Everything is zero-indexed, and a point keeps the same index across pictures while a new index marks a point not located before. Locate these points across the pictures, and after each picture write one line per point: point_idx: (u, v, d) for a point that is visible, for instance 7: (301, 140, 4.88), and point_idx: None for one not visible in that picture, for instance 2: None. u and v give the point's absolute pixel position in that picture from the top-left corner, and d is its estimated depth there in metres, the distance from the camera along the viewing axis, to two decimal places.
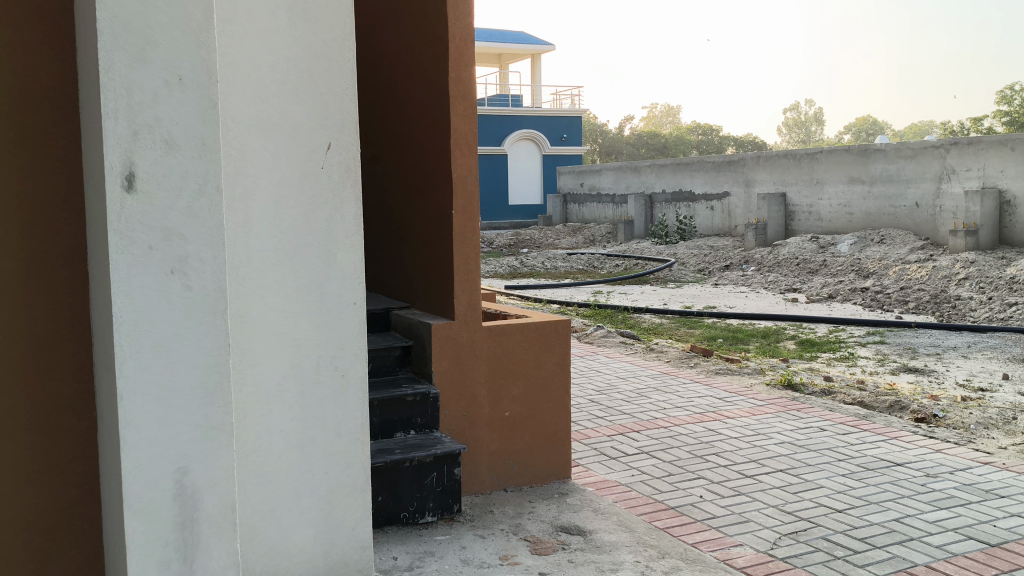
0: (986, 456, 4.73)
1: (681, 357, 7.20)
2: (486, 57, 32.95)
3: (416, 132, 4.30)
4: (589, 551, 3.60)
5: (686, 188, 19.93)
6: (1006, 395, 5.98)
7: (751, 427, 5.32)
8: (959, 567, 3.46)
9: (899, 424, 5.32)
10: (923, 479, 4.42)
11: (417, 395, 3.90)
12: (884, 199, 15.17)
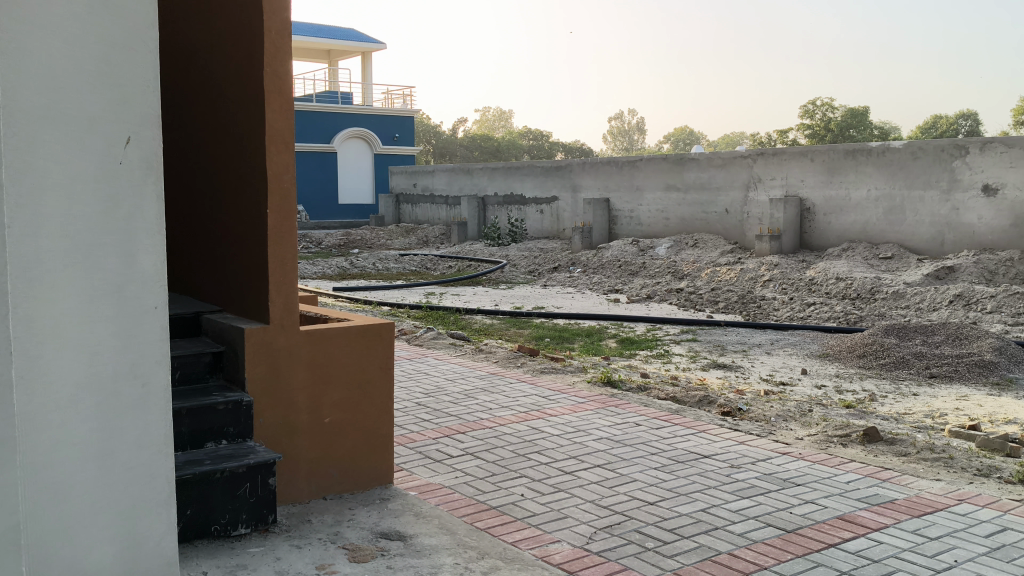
0: (784, 446, 5.06)
1: (507, 357, 7.29)
2: (315, 53, 32.29)
3: (229, 127, 4.13)
4: (408, 556, 3.57)
5: (516, 190, 20.24)
6: (803, 389, 6.42)
7: (572, 425, 5.45)
8: (759, 553, 3.68)
9: (708, 418, 5.60)
10: (728, 470, 4.67)
11: (229, 403, 3.75)
12: (697, 205, 15.97)
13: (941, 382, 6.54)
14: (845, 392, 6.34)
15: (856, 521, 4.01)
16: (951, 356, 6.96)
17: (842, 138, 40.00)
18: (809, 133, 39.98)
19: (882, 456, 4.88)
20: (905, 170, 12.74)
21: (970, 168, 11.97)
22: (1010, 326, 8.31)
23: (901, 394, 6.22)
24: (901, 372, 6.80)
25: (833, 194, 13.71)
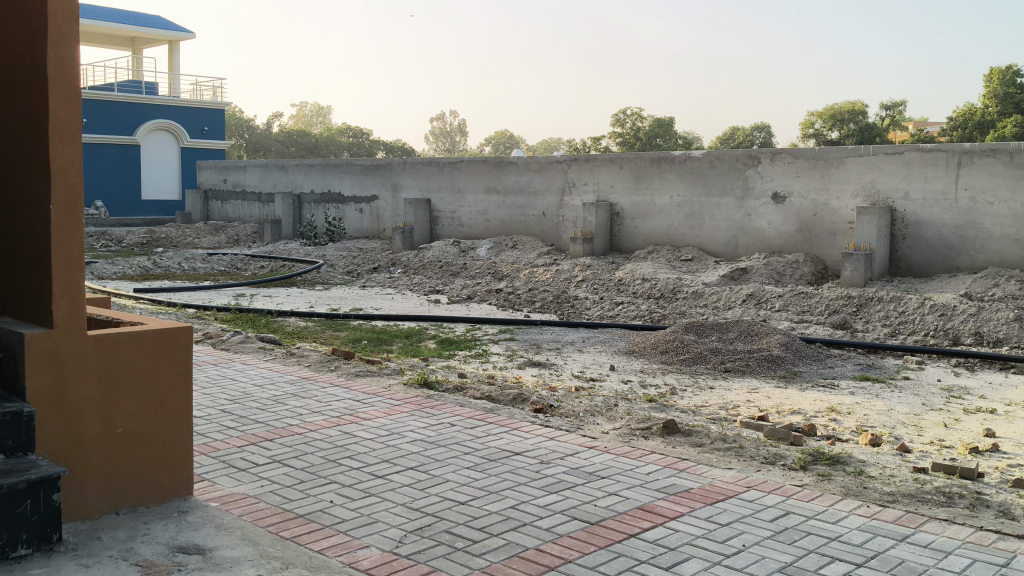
0: (592, 441, 5.23)
1: (320, 360, 7.12)
2: (116, 39, 30.42)
3: (7, 115, 3.80)
4: (208, 570, 3.41)
5: (334, 189, 19.87)
6: (611, 384, 6.67)
7: (385, 428, 5.39)
8: (565, 547, 3.77)
9: (520, 416, 5.70)
10: (538, 466, 4.77)
11: (7, 414, 3.44)
12: (515, 207, 16.27)
13: (735, 376, 6.97)
14: (649, 386, 6.63)
15: (655, 511, 4.19)
16: (743, 351, 7.43)
17: (650, 147, 41.90)
18: (620, 141, 41.60)
19: (681, 447, 5.14)
20: (705, 178, 13.50)
21: (761, 177, 12.84)
22: (795, 323, 8.99)
23: (699, 388, 6.58)
24: (700, 367, 7.19)
25: (640, 199, 14.32)
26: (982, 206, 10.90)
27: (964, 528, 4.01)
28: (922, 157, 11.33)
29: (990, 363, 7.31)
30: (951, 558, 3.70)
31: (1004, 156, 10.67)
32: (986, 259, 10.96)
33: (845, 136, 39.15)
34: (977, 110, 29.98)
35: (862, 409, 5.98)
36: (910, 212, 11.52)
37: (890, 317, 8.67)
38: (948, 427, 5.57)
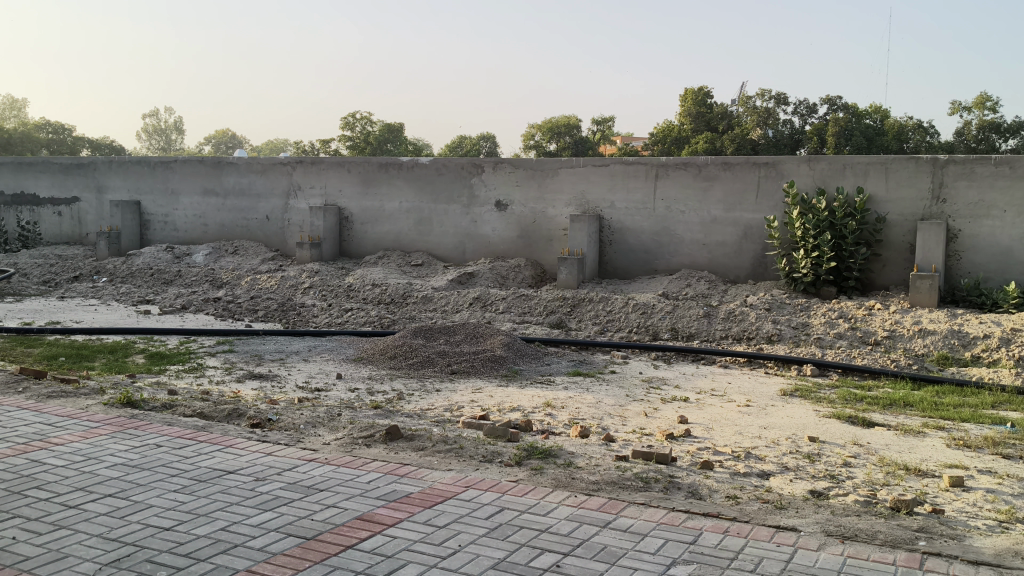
0: (311, 452, 5.10)
1: (5, 382, 6.38)
2: None
3: None
4: None
5: (27, 190, 17.91)
6: (336, 393, 6.54)
7: (81, 453, 4.92)
8: (277, 565, 3.63)
9: (236, 432, 5.43)
10: (253, 484, 4.56)
11: None
12: (236, 211, 15.60)
13: (460, 377, 7.09)
14: (375, 393, 6.59)
15: (374, 519, 4.15)
16: (468, 353, 7.58)
17: (379, 152, 41.69)
18: (349, 145, 41.02)
19: (402, 452, 5.14)
20: (431, 185, 13.69)
21: (485, 185, 13.24)
22: (516, 325, 9.34)
23: (424, 392, 6.63)
24: (426, 371, 7.24)
25: (367, 204, 14.25)
26: (676, 214, 11.97)
27: (659, 510, 4.34)
28: (626, 168, 12.22)
29: (686, 356, 8.01)
30: (647, 540, 3.99)
31: (694, 169, 11.78)
32: (681, 262, 12.04)
33: (562, 147, 41.10)
34: (675, 127, 32.99)
35: (575, 403, 6.31)
36: (616, 219, 12.38)
37: (600, 317, 9.25)
38: (649, 416, 6.02)
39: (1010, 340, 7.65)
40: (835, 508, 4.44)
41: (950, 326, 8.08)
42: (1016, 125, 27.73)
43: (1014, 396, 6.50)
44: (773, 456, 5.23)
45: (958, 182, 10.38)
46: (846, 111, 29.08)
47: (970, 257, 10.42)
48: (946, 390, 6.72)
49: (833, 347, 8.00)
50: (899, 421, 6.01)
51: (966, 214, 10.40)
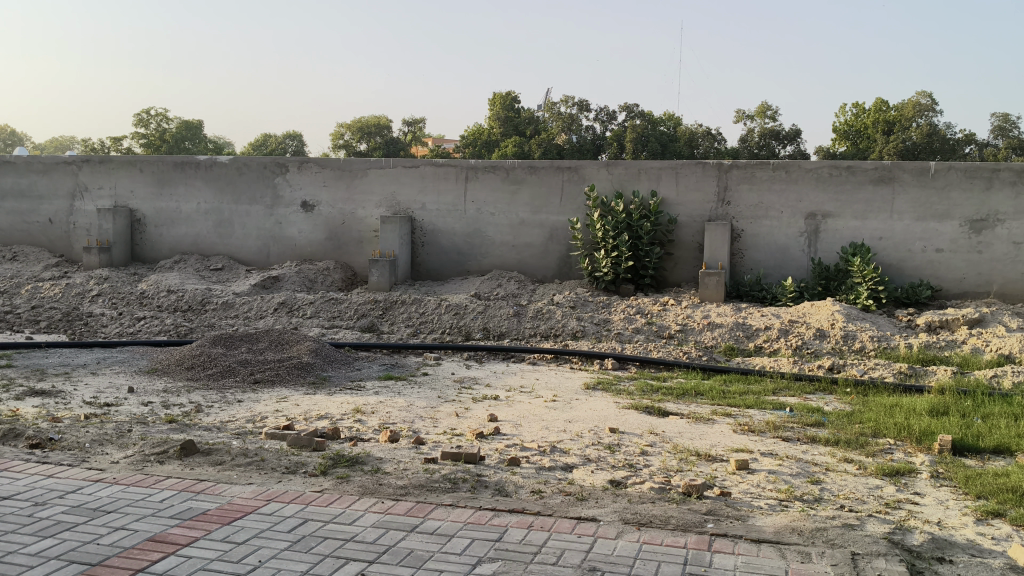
0: (98, 473, 4.77)
1: None
2: None
3: None
4: None
5: None
6: (128, 408, 6.15)
7: None
8: None
9: (11, 455, 5.00)
10: (31, 510, 4.21)
11: None
12: (15, 214, 14.34)
13: (264, 386, 6.84)
14: (172, 406, 6.25)
15: (166, 540, 3.93)
16: (272, 361, 7.33)
17: (177, 151, 39.52)
18: (143, 142, 38.62)
19: (199, 468, 4.90)
20: (233, 185, 13.15)
21: (290, 186, 12.89)
22: (325, 329, 9.15)
23: (225, 403, 6.35)
24: (227, 381, 6.93)
25: (163, 206, 13.48)
26: (485, 216, 12.13)
27: (466, 510, 4.37)
28: (434, 170, 12.24)
29: (495, 355, 8.12)
30: (453, 541, 4.01)
31: (501, 172, 11.98)
32: (490, 263, 12.24)
33: (372, 147, 40.52)
34: (483, 130, 33.49)
35: (384, 407, 6.24)
36: (426, 220, 12.39)
37: (412, 319, 9.23)
38: (459, 416, 6.05)
39: (788, 330, 8.29)
40: (632, 497, 4.63)
41: (737, 319, 8.65)
42: (793, 133, 30.08)
43: (792, 382, 7.05)
44: (577, 449, 5.39)
45: (741, 185, 11.14)
46: (643, 118, 30.46)
47: (753, 256, 11.23)
48: (732, 378, 7.20)
49: (632, 342, 8.37)
50: (691, 410, 6.37)
51: (748, 215, 11.19)
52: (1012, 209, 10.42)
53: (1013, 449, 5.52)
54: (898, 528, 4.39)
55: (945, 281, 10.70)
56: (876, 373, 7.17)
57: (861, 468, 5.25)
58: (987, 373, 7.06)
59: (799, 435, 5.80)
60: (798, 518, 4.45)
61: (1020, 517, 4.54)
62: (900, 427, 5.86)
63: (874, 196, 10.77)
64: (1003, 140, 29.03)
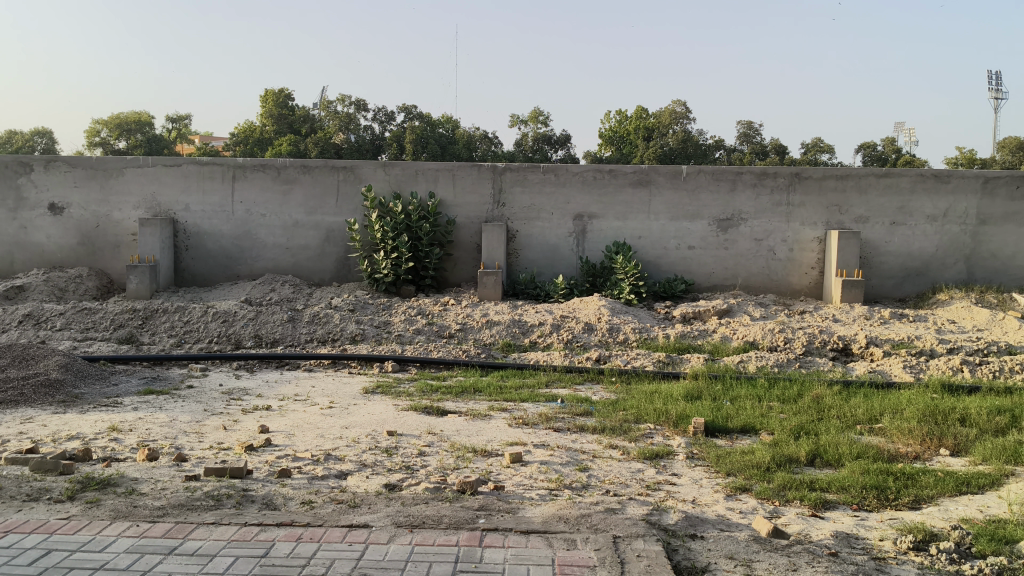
0: None
1: None
2: None
3: None
4: None
5: None
6: None
7: None
8: None
9: None
10: None
11: None
12: None
13: (3, 408, 6.21)
14: None
15: None
16: (14, 379, 6.68)
17: None
18: None
19: None
20: None
21: (36, 187, 11.83)
22: (77, 342, 8.47)
23: None
24: None
25: None
26: (256, 218, 11.74)
27: (229, 527, 4.18)
28: (199, 169, 11.68)
29: (268, 363, 7.85)
30: (215, 560, 3.82)
31: (272, 172, 11.64)
32: (264, 266, 11.85)
33: (132, 146, 37.68)
34: (256, 128, 32.15)
35: (143, 424, 5.85)
36: (192, 223, 11.80)
37: (176, 328, 8.74)
38: (227, 429, 5.78)
39: (560, 326, 8.61)
40: (405, 499, 4.60)
41: (512, 316, 8.87)
42: (563, 137, 31.29)
43: (563, 374, 7.33)
44: (352, 455, 5.28)
45: (514, 187, 11.45)
46: (421, 119, 30.44)
47: (527, 255, 11.58)
48: (508, 374, 7.37)
49: (411, 343, 8.36)
50: (468, 407, 6.45)
51: (521, 216, 11.51)
52: (753, 209, 11.39)
53: (758, 427, 6.02)
54: (656, 509, 4.64)
55: (700, 276, 11.52)
56: (638, 363, 7.58)
57: (625, 454, 5.52)
58: (734, 359, 7.66)
59: (569, 425, 6.02)
60: (565, 505, 4.59)
61: (764, 490, 4.97)
62: (660, 413, 6.24)
63: (634, 198, 11.42)
64: (748, 146, 31.61)
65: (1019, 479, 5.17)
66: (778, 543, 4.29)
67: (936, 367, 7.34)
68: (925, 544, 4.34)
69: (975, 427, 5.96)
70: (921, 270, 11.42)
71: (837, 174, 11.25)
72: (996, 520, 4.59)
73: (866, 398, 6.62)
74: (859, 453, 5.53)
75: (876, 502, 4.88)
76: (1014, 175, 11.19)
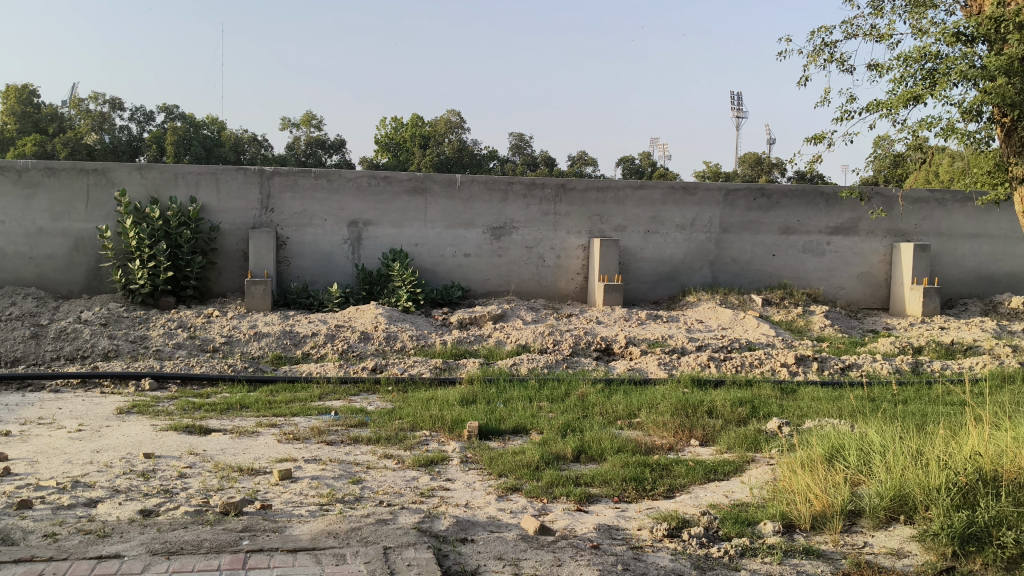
0: None
1: None
2: None
3: None
4: None
5: None
6: None
7: None
8: None
9: None
10: None
11: None
12: None
13: None
14: None
15: None
16: None
17: None
18: None
19: None
20: None
21: None
22: None
23: None
24: None
25: None
26: None
27: None
28: None
29: (6, 384, 7.17)
30: None
31: (12, 174, 10.68)
32: (3, 278, 10.82)
33: None
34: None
35: None
36: None
37: None
38: None
39: (334, 335, 8.49)
40: (162, 524, 4.35)
41: (283, 328, 8.65)
42: (337, 142, 30.87)
43: (337, 386, 7.21)
44: (104, 481, 4.93)
45: (283, 193, 11.17)
46: (183, 120, 28.92)
47: (299, 264, 11.31)
48: (279, 388, 7.16)
49: (172, 358, 7.92)
50: (234, 424, 6.20)
51: (292, 223, 11.24)
52: (523, 217, 11.78)
53: (528, 428, 6.22)
54: (428, 516, 4.64)
55: (473, 283, 11.75)
56: (414, 370, 7.61)
57: (399, 463, 5.52)
58: (506, 362, 7.87)
59: (342, 437, 5.95)
60: (335, 520, 4.51)
61: (533, 489, 5.13)
62: (436, 419, 6.31)
63: (408, 206, 11.48)
64: (520, 157, 32.69)
65: (757, 464, 5.68)
66: (545, 540, 4.44)
67: (688, 364, 7.92)
68: (678, 531, 4.66)
69: (721, 418, 6.48)
70: (676, 275, 12.27)
71: (599, 185, 11.87)
72: (739, 504, 5.01)
73: (626, 395, 7.02)
74: (619, 448, 5.85)
75: (635, 493, 5.18)
76: (751, 187, 12.28)
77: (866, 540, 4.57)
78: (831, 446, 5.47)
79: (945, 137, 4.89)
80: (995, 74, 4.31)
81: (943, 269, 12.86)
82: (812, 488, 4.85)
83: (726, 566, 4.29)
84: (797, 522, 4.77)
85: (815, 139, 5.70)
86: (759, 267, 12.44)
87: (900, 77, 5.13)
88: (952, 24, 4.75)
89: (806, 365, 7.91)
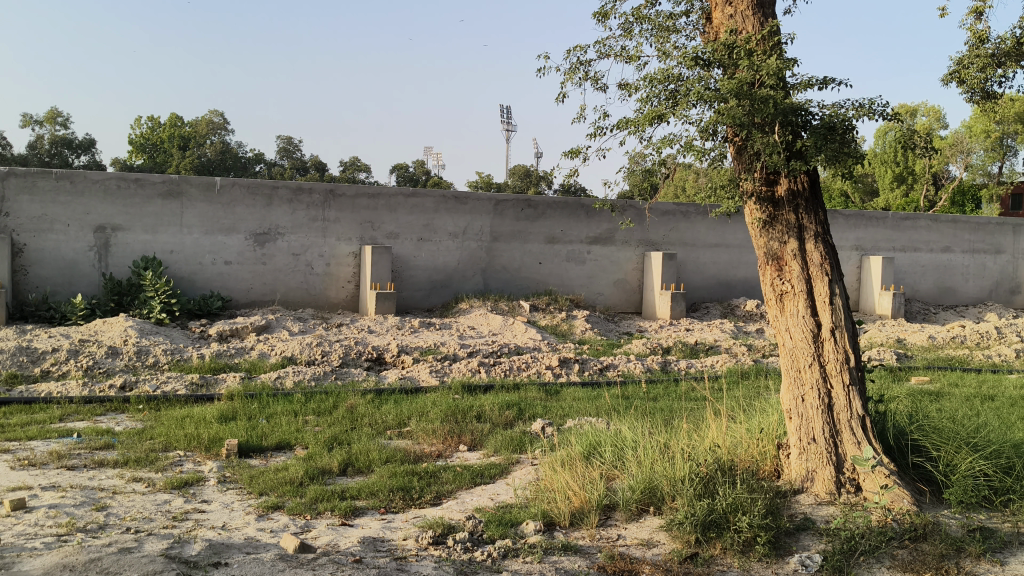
0: None
1: None
2: None
3: None
4: None
5: None
6: None
7: None
8: None
9: None
10: None
11: None
12: None
13: None
14: None
15: None
16: None
17: None
18: None
19: None
20: None
21: None
22: None
23: None
24: None
25: None
26: None
27: None
28: None
29: None
30: None
31: None
32: None
33: None
34: None
35: None
36: None
37: None
38: None
39: (78, 351, 7.88)
40: None
41: (18, 344, 7.91)
42: (86, 141, 28.71)
43: (80, 406, 6.67)
44: None
45: (20, 195, 10.23)
46: None
47: (37, 272, 10.41)
48: (12, 410, 6.52)
49: None
50: None
51: (30, 228, 10.34)
52: (290, 224, 11.50)
53: (292, 443, 6.05)
54: (176, 542, 4.38)
55: (235, 292, 11.29)
56: (167, 387, 7.20)
57: (150, 485, 5.20)
58: (270, 375, 7.62)
59: (86, 461, 5.51)
60: (72, 552, 4.15)
61: (295, 506, 4.99)
62: (191, 438, 6.00)
63: (163, 210, 10.86)
64: (289, 163, 31.98)
65: (522, 465, 5.84)
66: (304, 557, 4.32)
67: (457, 370, 8.03)
68: (443, 537, 4.69)
69: (489, 422, 6.61)
70: (447, 282, 12.43)
71: (370, 193, 11.79)
72: (503, 506, 5.13)
73: (397, 404, 7.01)
74: (387, 458, 5.83)
75: (402, 503, 5.17)
76: (518, 198, 12.67)
77: (619, 532, 4.81)
78: (589, 444, 5.74)
79: (684, 154, 5.24)
80: (727, 96, 4.66)
81: (693, 275, 13.85)
82: (571, 486, 5.06)
83: (489, 568, 4.36)
84: (556, 520, 4.94)
85: (571, 152, 5.94)
86: (528, 274, 12.84)
87: (646, 97, 5.45)
88: (691, 49, 5.08)
89: (569, 367, 8.25)
